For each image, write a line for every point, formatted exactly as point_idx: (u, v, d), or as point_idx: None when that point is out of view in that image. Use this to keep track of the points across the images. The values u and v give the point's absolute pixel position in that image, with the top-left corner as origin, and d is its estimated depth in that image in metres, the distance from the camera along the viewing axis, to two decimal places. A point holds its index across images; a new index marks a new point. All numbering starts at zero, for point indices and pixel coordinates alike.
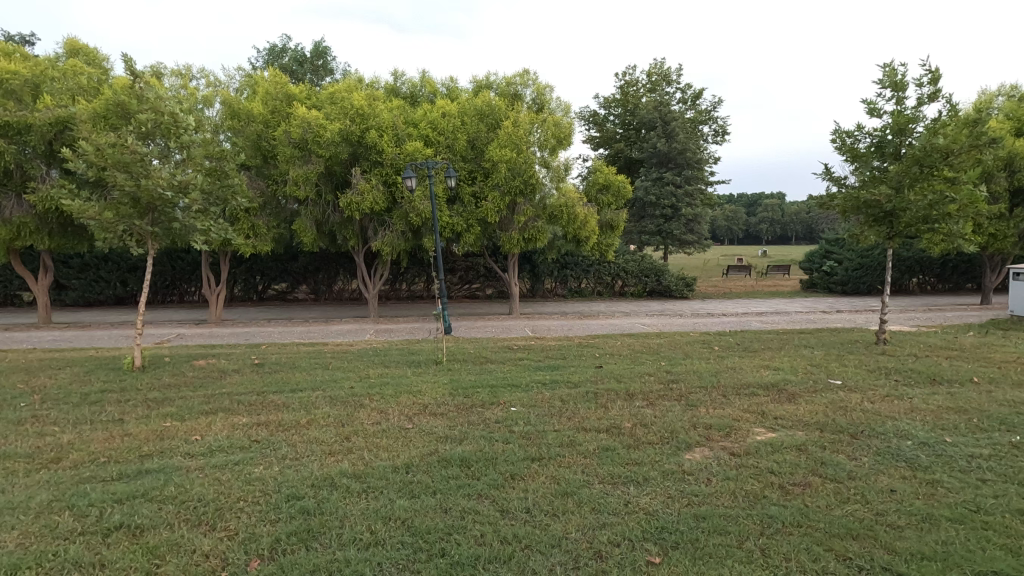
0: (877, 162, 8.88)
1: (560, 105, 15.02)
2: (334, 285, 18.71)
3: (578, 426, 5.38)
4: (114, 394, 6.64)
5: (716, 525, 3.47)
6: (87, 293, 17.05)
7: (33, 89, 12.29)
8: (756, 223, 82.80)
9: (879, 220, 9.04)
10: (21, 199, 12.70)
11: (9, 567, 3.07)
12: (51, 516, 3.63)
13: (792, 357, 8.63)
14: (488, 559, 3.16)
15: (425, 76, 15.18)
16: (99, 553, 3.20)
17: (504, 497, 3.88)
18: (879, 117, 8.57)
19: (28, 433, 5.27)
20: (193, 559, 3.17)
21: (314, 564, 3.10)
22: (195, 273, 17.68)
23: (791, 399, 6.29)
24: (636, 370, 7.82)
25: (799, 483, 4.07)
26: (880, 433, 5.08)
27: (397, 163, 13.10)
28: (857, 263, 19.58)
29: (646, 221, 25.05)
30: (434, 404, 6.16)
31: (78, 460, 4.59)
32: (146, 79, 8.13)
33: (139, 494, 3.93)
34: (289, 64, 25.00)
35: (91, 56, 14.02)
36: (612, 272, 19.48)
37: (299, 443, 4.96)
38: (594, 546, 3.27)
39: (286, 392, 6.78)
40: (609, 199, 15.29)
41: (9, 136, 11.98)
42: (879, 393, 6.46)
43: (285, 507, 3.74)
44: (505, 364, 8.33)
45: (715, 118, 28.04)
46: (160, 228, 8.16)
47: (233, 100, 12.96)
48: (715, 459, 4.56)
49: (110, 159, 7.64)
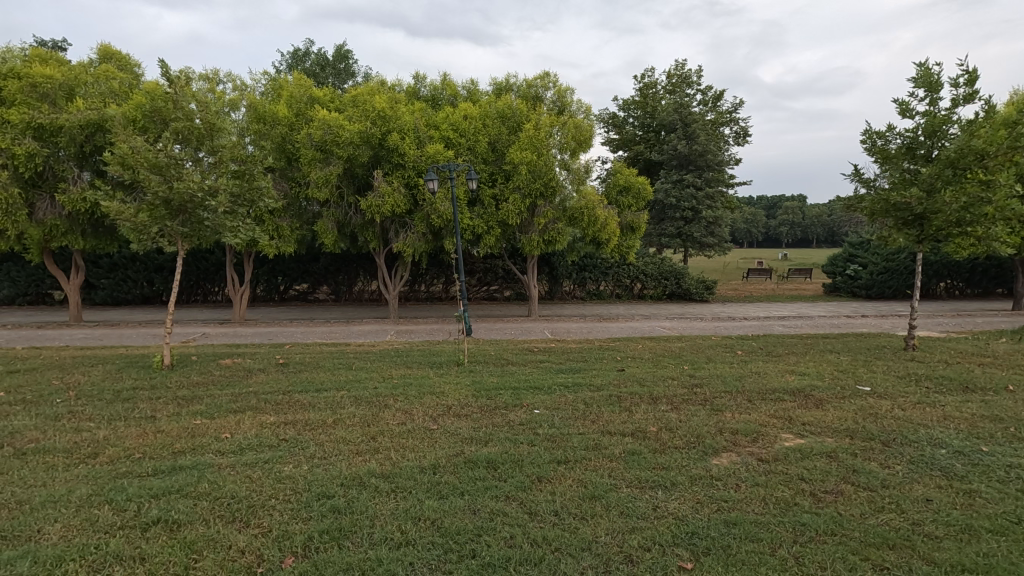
0: (907, 164, 8.77)
1: (581, 106, 14.97)
2: (354, 285, 18.91)
3: (603, 430, 5.37)
4: (145, 392, 6.79)
5: (748, 532, 3.44)
6: (116, 292, 17.46)
7: (67, 92, 12.60)
8: (776, 224, 81.74)
9: (909, 223, 8.89)
10: (54, 201, 12.90)
11: (54, 559, 3.16)
12: (91, 510, 3.72)
13: (818, 362, 8.50)
14: (519, 561, 3.17)
15: (446, 78, 15.25)
16: (139, 547, 3.28)
17: (532, 500, 3.89)
18: (911, 117, 8.43)
19: (65, 428, 5.41)
20: (229, 554, 3.23)
21: (347, 563, 3.13)
22: (219, 273, 18.00)
23: (819, 405, 6.20)
24: (658, 374, 7.76)
25: (830, 491, 4.01)
26: (912, 441, 4.98)
27: (418, 165, 13.19)
28: (883, 267, 19.20)
29: (665, 223, 24.96)
30: (457, 405, 6.21)
31: (114, 456, 4.69)
32: (179, 83, 8.29)
33: (175, 489, 4.02)
34: (312, 67, 25.43)
35: (123, 61, 14.26)
36: (632, 274, 19.37)
37: (326, 442, 5.02)
38: (625, 551, 3.26)
39: (311, 391, 6.86)
40: (629, 200, 15.24)
41: (44, 139, 12.32)
42: (909, 401, 6.32)
43: (317, 505, 3.79)
44: (526, 366, 8.33)
45: (736, 119, 27.76)
46: (189, 229, 8.32)
47: (259, 103, 13.17)
48: (742, 465, 4.52)
49: (143, 162, 7.81)
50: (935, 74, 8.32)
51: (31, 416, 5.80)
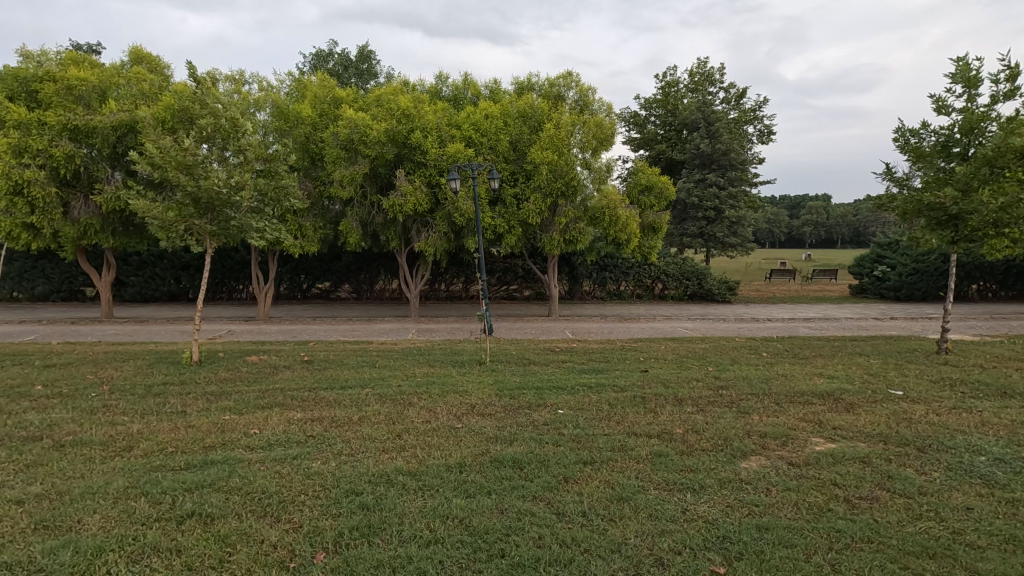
0: (942, 163, 8.57)
1: (603, 105, 14.86)
2: (375, 284, 19.09)
3: (629, 431, 5.32)
4: (175, 388, 6.93)
5: (781, 537, 3.38)
6: (145, 289, 17.87)
7: (101, 94, 12.91)
8: (799, 224, 80.29)
9: (942, 223, 8.65)
10: (88, 201, 13.28)
11: (95, 549, 3.23)
12: (129, 501, 3.82)
13: (847, 365, 8.33)
14: (549, 561, 3.16)
15: (468, 78, 15.29)
16: (175, 539, 3.35)
17: (560, 501, 3.87)
18: (947, 114, 8.21)
19: (100, 421, 5.56)
20: (262, 549, 3.27)
21: (378, 560, 3.15)
22: (243, 271, 18.31)
23: (850, 409, 6.07)
24: (682, 375, 7.68)
25: (865, 497, 3.92)
26: (949, 447, 4.85)
27: (440, 164, 13.25)
28: (912, 268, 18.72)
29: (687, 223, 24.69)
30: (481, 405, 6.20)
31: (148, 450, 4.79)
32: (205, 84, 8.42)
33: (208, 483, 4.09)
34: (335, 68, 25.73)
35: (154, 63, 14.49)
36: (652, 274, 19.20)
37: (353, 439, 5.07)
38: (656, 553, 3.23)
39: (336, 388, 6.94)
40: (651, 200, 15.12)
41: (79, 140, 12.68)
42: (945, 405, 6.16)
43: (345, 502, 3.83)
44: (549, 366, 8.30)
45: (760, 118, 27.33)
46: (218, 227, 8.48)
47: (284, 102, 13.32)
48: (773, 468, 4.43)
49: (171, 161, 7.95)
50: (973, 70, 8.09)
51: (68, 409, 5.97)
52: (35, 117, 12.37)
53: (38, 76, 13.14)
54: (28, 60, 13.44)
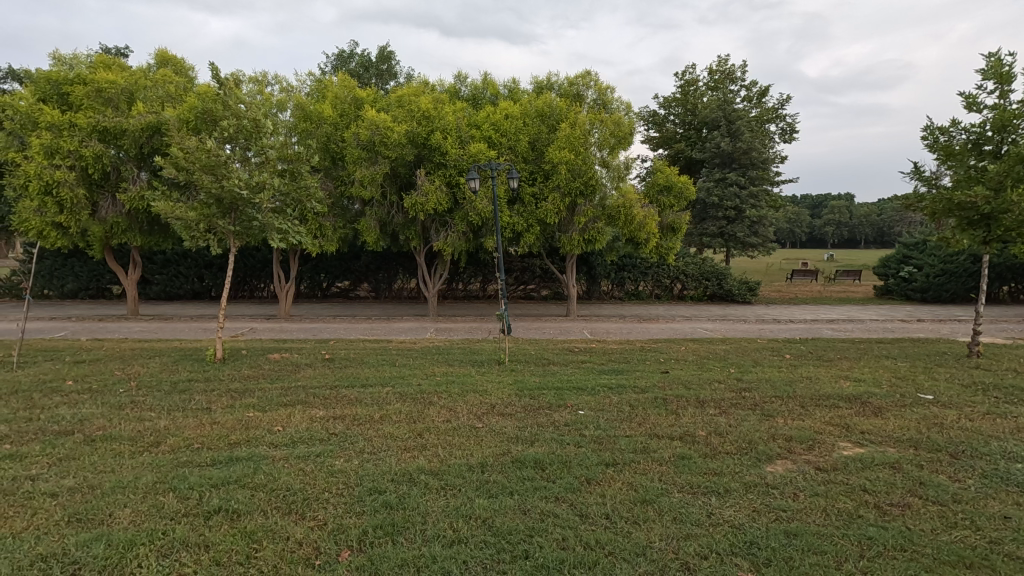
0: (973, 161, 8.34)
1: (622, 104, 14.73)
2: (394, 283, 19.22)
3: (650, 433, 5.26)
4: (200, 384, 7.05)
5: (809, 544, 3.31)
6: (169, 287, 18.23)
7: (129, 97, 13.17)
8: (821, 224, 78.97)
9: (974, 223, 8.40)
10: (115, 200, 13.58)
11: (126, 542, 3.29)
12: (157, 496, 3.88)
13: (873, 367, 8.15)
14: (573, 563, 3.14)
15: (488, 77, 15.31)
16: (202, 534, 3.39)
17: (583, 502, 3.84)
18: (979, 111, 7.99)
19: (128, 417, 5.67)
20: (287, 546, 3.30)
21: (402, 559, 3.16)
22: (265, 270, 18.56)
23: (878, 413, 5.93)
24: (703, 376, 7.58)
25: (897, 504, 3.82)
26: (984, 453, 4.71)
27: (460, 164, 13.30)
28: (939, 270, 18.27)
29: (707, 222, 24.40)
30: (501, 404, 6.19)
31: (175, 445, 4.88)
32: (229, 86, 8.52)
33: (233, 480, 4.14)
34: (356, 69, 25.97)
35: (179, 66, 14.74)
36: (671, 274, 19.02)
37: (374, 438, 5.08)
38: (681, 557, 3.19)
39: (357, 386, 7.00)
40: (670, 199, 14.96)
41: (108, 141, 12.96)
42: (977, 411, 5.99)
43: (369, 500, 3.85)
44: (568, 365, 8.28)
45: (782, 116, 26.92)
46: (240, 227, 8.61)
47: (306, 103, 13.46)
48: (799, 473, 4.35)
49: (196, 162, 8.07)
50: (1006, 65, 7.86)
51: (98, 404, 6.11)
52: (66, 119, 12.68)
53: (69, 79, 13.47)
54: (60, 63, 13.75)
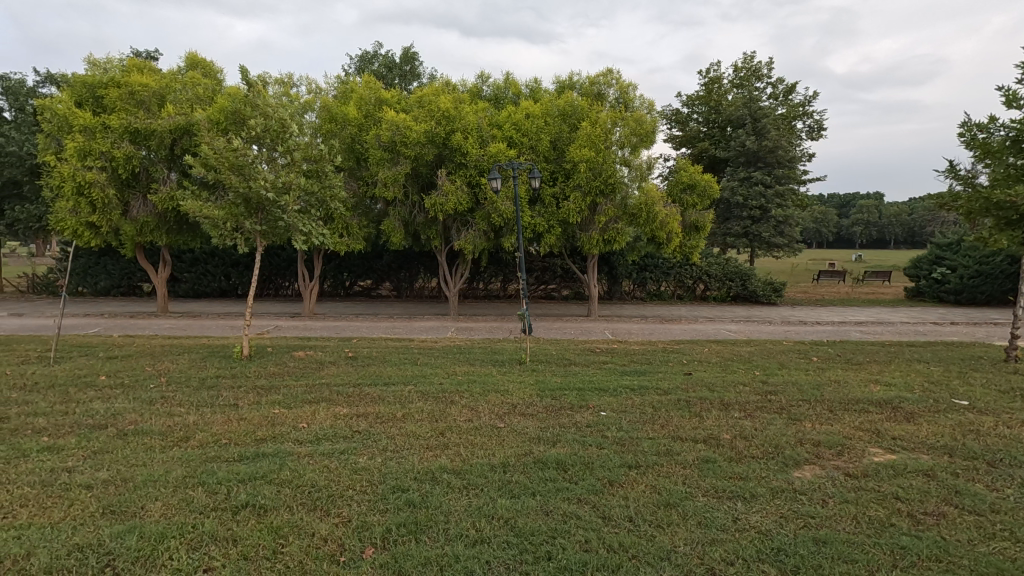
0: (1012, 158, 8.06)
1: (644, 102, 14.58)
2: (415, 282, 19.38)
3: (674, 435, 5.20)
4: (227, 380, 7.21)
5: (840, 552, 3.24)
6: (197, 285, 18.65)
7: (160, 99, 13.50)
8: (849, 224, 77.22)
9: (1012, 223, 8.10)
10: (146, 201, 13.91)
11: (157, 535, 3.37)
12: (187, 490, 3.97)
13: (904, 372, 7.93)
14: (597, 565, 3.12)
15: (510, 77, 15.31)
16: (231, 529, 3.46)
17: (605, 504, 3.82)
18: (1019, 108, 7.71)
19: (159, 412, 5.81)
20: (313, 542, 3.34)
21: (425, 557, 3.18)
22: (289, 269, 18.86)
23: (910, 419, 5.77)
24: (728, 379, 7.46)
25: (931, 513, 3.70)
26: (1022, 463, 4.53)
27: (481, 164, 13.30)
28: (974, 271, 17.71)
29: (731, 222, 24.01)
30: (523, 405, 6.18)
31: (203, 441, 4.98)
32: (257, 87, 8.67)
33: (260, 475, 4.22)
34: (379, 70, 26.20)
35: (208, 68, 15.02)
36: (694, 274, 18.79)
37: (397, 436, 5.11)
38: (706, 562, 3.15)
39: (380, 385, 7.07)
40: (693, 199, 14.76)
41: (139, 142, 13.29)
42: (1015, 417, 5.79)
43: (392, 498, 3.88)
44: (590, 366, 8.25)
45: (810, 113, 26.35)
46: (267, 226, 8.73)
47: (332, 105, 13.66)
48: (829, 479, 4.25)
49: (224, 162, 8.23)
50: None
51: (129, 399, 6.27)
52: (100, 121, 13.05)
53: (103, 82, 13.84)
54: (95, 67, 14.11)
